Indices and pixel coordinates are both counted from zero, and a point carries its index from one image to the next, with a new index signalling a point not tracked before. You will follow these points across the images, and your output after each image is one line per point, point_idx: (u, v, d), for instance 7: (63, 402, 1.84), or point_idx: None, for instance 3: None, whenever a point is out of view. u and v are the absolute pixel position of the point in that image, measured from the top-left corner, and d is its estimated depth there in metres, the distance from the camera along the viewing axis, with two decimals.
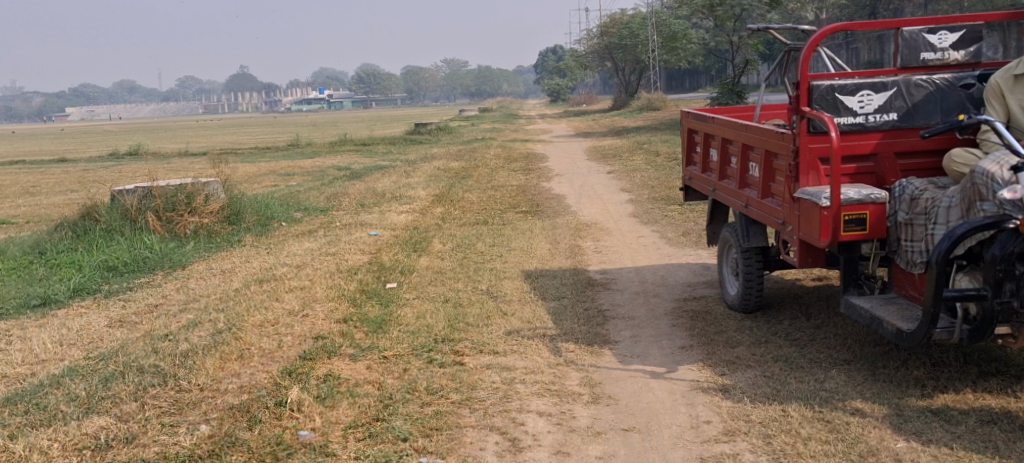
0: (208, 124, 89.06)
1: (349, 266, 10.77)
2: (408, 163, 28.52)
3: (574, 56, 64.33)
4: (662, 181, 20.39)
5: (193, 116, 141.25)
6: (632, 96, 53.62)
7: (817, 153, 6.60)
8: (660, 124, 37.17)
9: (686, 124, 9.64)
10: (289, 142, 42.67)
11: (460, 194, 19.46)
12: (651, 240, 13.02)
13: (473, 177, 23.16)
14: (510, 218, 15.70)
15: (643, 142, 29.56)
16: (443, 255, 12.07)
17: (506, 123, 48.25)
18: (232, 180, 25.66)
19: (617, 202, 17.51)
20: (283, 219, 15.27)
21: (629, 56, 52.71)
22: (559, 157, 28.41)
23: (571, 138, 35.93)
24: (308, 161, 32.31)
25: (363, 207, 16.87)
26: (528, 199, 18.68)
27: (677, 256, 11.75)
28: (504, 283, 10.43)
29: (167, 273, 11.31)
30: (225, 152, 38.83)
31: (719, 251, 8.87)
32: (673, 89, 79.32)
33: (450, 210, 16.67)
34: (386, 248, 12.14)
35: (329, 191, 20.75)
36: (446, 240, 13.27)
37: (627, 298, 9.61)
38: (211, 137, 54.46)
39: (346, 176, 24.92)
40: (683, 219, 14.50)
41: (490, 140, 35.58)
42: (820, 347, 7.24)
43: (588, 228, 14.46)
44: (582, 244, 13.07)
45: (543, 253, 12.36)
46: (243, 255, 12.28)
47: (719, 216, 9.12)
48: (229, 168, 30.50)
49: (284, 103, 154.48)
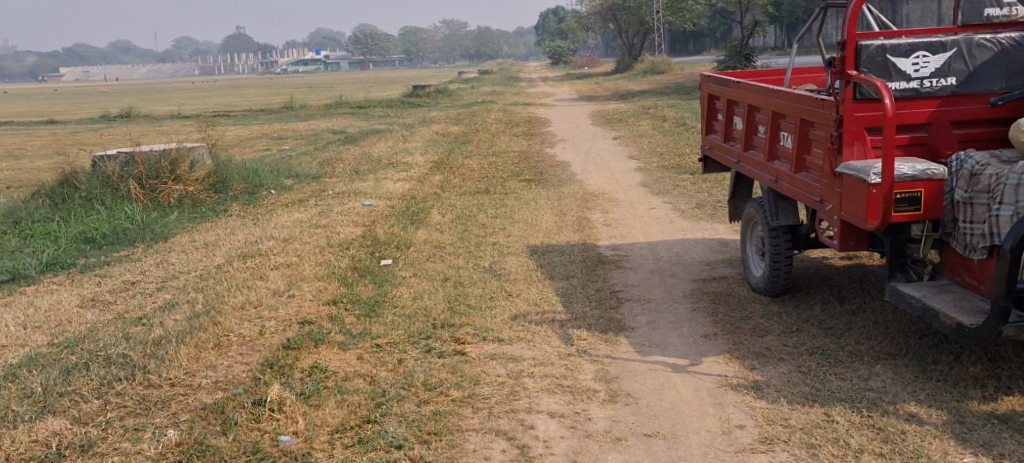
0: (204, 85, 87.85)
1: (342, 240, 10.06)
2: (406, 126, 27.71)
3: (576, 17, 63.14)
4: (670, 148, 19.66)
5: (190, 77, 139.77)
6: (635, 59, 52.63)
7: (864, 122, 5.88)
8: (665, 88, 36.33)
9: (706, 89, 8.93)
10: (284, 104, 41.78)
11: (460, 160, 18.70)
12: (662, 213, 12.32)
13: (473, 142, 22.39)
14: (513, 187, 14.97)
15: (648, 107, 28.77)
16: (443, 228, 11.36)
17: (507, 86, 47.36)
18: (223, 144, 24.85)
19: (624, 171, 16.79)
20: (273, 187, 14.54)
21: (632, 18, 51.68)
22: (561, 122, 27.63)
23: (573, 102, 35.08)
24: (303, 124, 31.46)
25: (358, 174, 16.12)
26: (531, 166, 17.93)
27: (692, 231, 11.06)
28: (508, 260, 9.73)
29: (148, 245, 10.58)
30: (219, 115, 37.92)
31: (741, 227, 8.17)
32: (676, 52, 78.18)
33: (449, 177, 15.94)
34: (382, 220, 11.43)
35: (324, 156, 19.99)
36: (446, 211, 12.56)
37: (641, 277, 8.91)
38: (205, 99, 53.50)
39: (342, 141, 24.12)
40: (695, 190, 13.79)
41: (490, 103, 34.76)
42: (859, 337, 6.56)
43: (595, 198, 13.76)
44: (590, 216, 12.36)
45: (549, 226, 11.65)
46: (230, 226, 11.57)
47: (743, 190, 8.41)
48: (222, 131, 29.65)
49: (280, 65, 152.96)
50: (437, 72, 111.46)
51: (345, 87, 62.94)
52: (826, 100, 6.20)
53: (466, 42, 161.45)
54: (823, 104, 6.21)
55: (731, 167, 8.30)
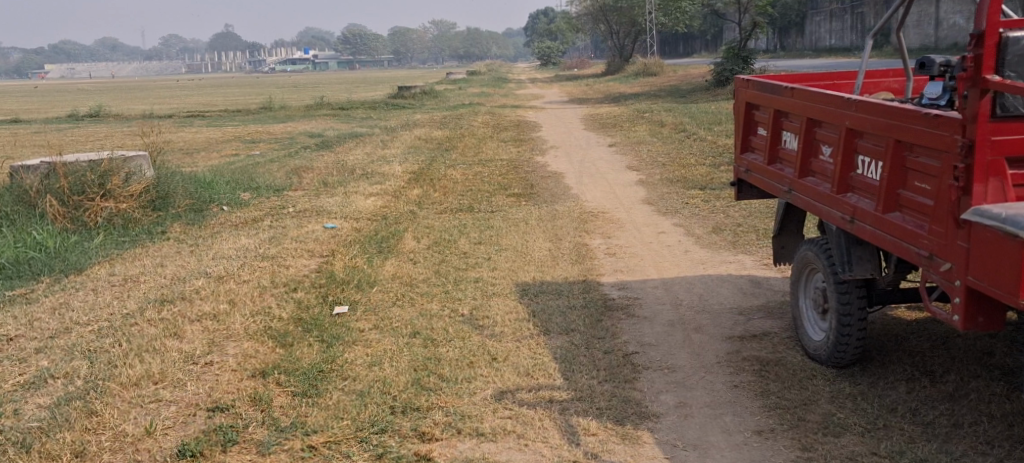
0: (191, 84, 85.93)
1: (293, 278, 8.20)
2: (387, 130, 25.88)
3: (565, 17, 61.42)
4: (674, 157, 17.88)
5: (173, 75, 137.74)
6: (626, 61, 50.97)
7: (1003, 149, 4.22)
8: (659, 90, 34.63)
9: (741, 95, 7.17)
10: (264, 104, 39.94)
11: (442, 170, 16.84)
12: (675, 240, 10.53)
13: (457, 148, 20.57)
14: (500, 204, 13.14)
15: (643, 111, 27.05)
16: (416, 258, 9.52)
17: (496, 88, 45.60)
18: (186, 150, 22.96)
19: (625, 185, 14.99)
20: (225, 203, 12.65)
21: (624, 19, 49.91)
22: (552, 126, 25.85)
23: (564, 105, 33.34)
24: (279, 126, 29.61)
25: (326, 187, 14.25)
26: (520, 178, 16.09)
27: (714, 265, 9.24)
28: (494, 304, 7.89)
29: (54, 281, 8.69)
30: (192, 115, 36.04)
31: (791, 274, 6.37)
32: (668, 54, 76.66)
33: (429, 191, 14.10)
34: (342, 246, 9.57)
35: (293, 164, 18.11)
36: (421, 234, 10.74)
37: (659, 332, 7.08)
38: (183, 98, 51.51)
39: (315, 146, 22.31)
40: (709, 211, 11.98)
41: (477, 106, 32.97)
42: (975, 443, 4.89)
43: (594, 219, 11.94)
44: (590, 242, 10.55)
45: (542, 255, 9.83)
46: (162, 254, 9.68)
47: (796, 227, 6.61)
48: (191, 134, 27.77)
49: (266, 64, 151.12)
50: (424, 73, 109.71)
51: (332, 86, 61.22)
52: (942, 115, 4.50)
53: (454, 42, 159.76)
54: (936, 123, 4.51)
55: (776, 195, 6.50)
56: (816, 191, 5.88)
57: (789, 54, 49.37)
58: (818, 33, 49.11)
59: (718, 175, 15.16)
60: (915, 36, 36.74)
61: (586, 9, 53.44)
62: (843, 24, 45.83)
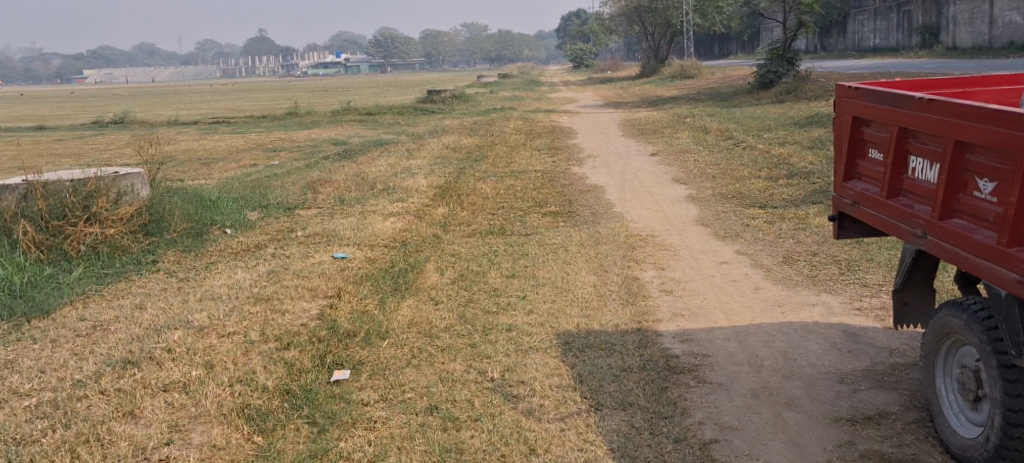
0: (223, 89, 85.03)
1: (289, 332, 6.66)
2: (414, 137, 24.42)
3: (598, 19, 59.77)
4: (724, 167, 16.36)
5: (205, 80, 137.56)
6: (662, 62, 49.32)
7: None
8: (698, 93, 33.01)
9: (846, 108, 5.83)
10: (289, 109, 38.63)
11: (471, 183, 15.38)
12: (741, 272, 9.04)
13: (488, 158, 19.13)
14: (536, 225, 11.69)
15: (684, 115, 25.51)
16: (439, 296, 8.07)
17: (528, 90, 44.04)
18: (202, 159, 21.65)
19: (673, 201, 13.49)
20: (228, 225, 11.08)
21: (659, 20, 48.21)
22: (589, 132, 24.36)
23: (600, 109, 31.79)
24: (303, 133, 28.27)
25: (343, 205, 12.80)
26: (556, 192, 14.62)
27: (794, 308, 7.75)
28: (531, 362, 6.43)
29: (12, 330, 7.31)
30: (215, 121, 34.85)
31: (924, 344, 4.96)
32: (704, 55, 74.92)
33: (456, 209, 12.65)
34: (353, 282, 8.13)
35: (310, 176, 16.68)
36: (445, 264, 9.32)
37: (742, 408, 5.61)
38: (210, 104, 50.53)
39: (338, 155, 20.92)
40: (774, 236, 10.50)
41: (508, 110, 31.49)
42: None
43: (643, 244, 10.46)
44: (642, 275, 9.07)
45: (587, 293, 8.38)
46: (145, 290, 8.22)
47: (924, 274, 5.21)
48: (212, 142, 26.48)
49: (298, 68, 150.67)
50: (455, 75, 108.52)
51: (362, 90, 60.00)
52: None
53: (485, 45, 158.70)
54: None
55: (898, 237, 5.16)
56: (965, 238, 4.58)
57: (830, 54, 47.57)
58: (861, 32, 47.28)
59: (777, 190, 13.65)
60: (967, 36, 34.99)
61: (619, 10, 51.72)
62: (888, 23, 43.93)
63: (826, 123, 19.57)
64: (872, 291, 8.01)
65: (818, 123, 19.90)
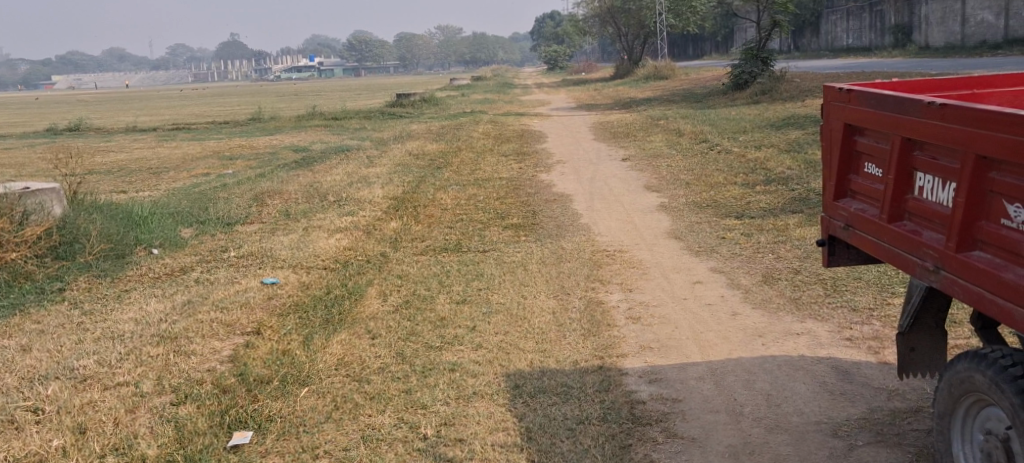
0: (193, 93, 83.46)
1: (189, 381, 5.68)
2: (377, 143, 23.45)
3: (571, 21, 58.96)
4: (698, 173, 15.54)
5: (175, 84, 135.79)
6: (635, 63, 48.55)
7: None
8: (672, 94, 32.24)
9: (837, 113, 4.96)
10: (253, 114, 37.52)
11: (430, 193, 14.47)
12: (717, 294, 8.16)
13: (451, 165, 18.21)
14: (495, 239, 10.78)
15: (657, 118, 24.70)
16: (377, 328, 7.11)
17: (499, 93, 43.13)
18: (152, 169, 20.57)
19: (643, 210, 12.63)
20: (157, 243, 10.01)
21: (631, 21, 47.42)
22: (559, 136, 23.48)
23: (572, 111, 30.94)
24: (263, 139, 27.21)
25: (287, 220, 11.84)
26: (520, 202, 13.72)
27: (776, 339, 6.86)
28: (472, 412, 5.49)
29: None
30: (175, 127, 33.69)
31: (938, 404, 4.15)
32: (679, 56, 74.38)
33: (410, 223, 11.72)
34: (278, 314, 7.15)
35: (261, 186, 15.68)
36: (389, 288, 8.37)
37: None
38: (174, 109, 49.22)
39: (295, 163, 19.90)
40: (752, 251, 9.65)
41: (478, 114, 30.57)
42: None
43: (610, 261, 9.57)
44: (607, 298, 8.17)
45: (545, 320, 7.47)
46: (42, 325, 7.20)
47: (940, 304, 4.32)
48: (166, 149, 25.36)
49: (270, 72, 149.11)
50: (428, 79, 107.48)
51: (334, 94, 58.88)
52: None
53: (458, 48, 157.78)
54: None
55: (904, 270, 4.32)
56: (992, 276, 3.76)
57: (804, 54, 47.02)
58: (833, 32, 46.81)
59: (754, 197, 12.81)
60: (940, 34, 34.49)
61: (592, 11, 50.86)
62: (860, 23, 43.43)
63: (803, 124, 18.80)
64: (863, 319, 7.18)
65: (794, 125, 19.13)
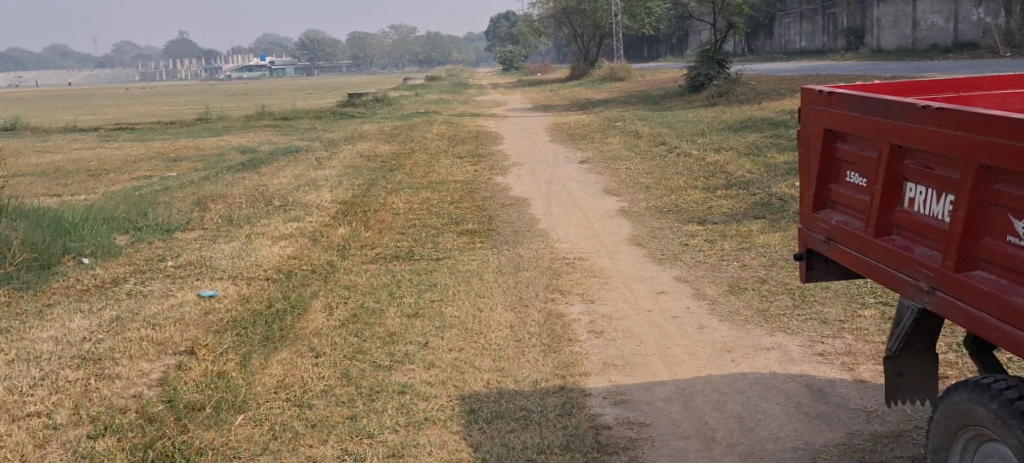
0: (141, 92, 81.84)
1: (111, 413, 5.26)
2: (328, 144, 22.88)
3: (526, 22, 58.64)
4: (657, 176, 15.23)
5: (124, 82, 133.42)
6: (591, 64, 48.35)
7: None
8: (629, 96, 32.01)
9: (816, 117, 4.58)
10: (201, 114, 36.67)
11: (382, 197, 14.00)
12: (681, 305, 7.79)
13: (404, 167, 17.74)
14: (449, 247, 10.35)
15: (614, 119, 24.42)
16: (321, 345, 6.66)
17: (455, 94, 42.68)
18: (93, 170, 19.83)
19: (602, 216, 12.26)
20: (86, 252, 9.55)
21: (587, 22, 47.20)
22: (515, 138, 23.08)
23: (528, 112, 30.59)
24: (211, 139, 26.50)
25: (229, 226, 11.31)
26: (476, 206, 13.29)
27: (746, 354, 6.50)
28: (422, 443, 5.13)
29: None
30: (120, 127, 32.78)
31: (933, 438, 3.80)
32: (634, 58, 74.40)
33: (360, 229, 11.24)
34: (213, 332, 6.73)
35: (205, 189, 15.09)
36: (335, 301, 7.91)
37: None
38: (120, 108, 48.06)
39: (242, 165, 19.29)
40: (716, 259, 9.30)
41: (432, 114, 30.09)
42: None
43: (570, 270, 9.17)
44: (567, 311, 7.76)
45: (501, 334, 7.04)
46: None
47: (934, 324, 3.95)
48: (109, 150, 24.55)
49: (222, 71, 147.04)
50: (381, 80, 106.62)
51: (286, 94, 58.04)
52: None
53: (413, 48, 156.91)
54: None
55: (894, 290, 3.95)
56: (997, 298, 3.42)
57: (758, 56, 47.15)
58: (786, 35, 47.01)
59: (715, 202, 12.51)
60: (890, 37, 34.68)
61: (547, 12, 50.56)
62: (812, 26, 43.60)
63: (761, 127, 18.59)
64: (834, 333, 6.82)
65: (751, 127, 18.91)
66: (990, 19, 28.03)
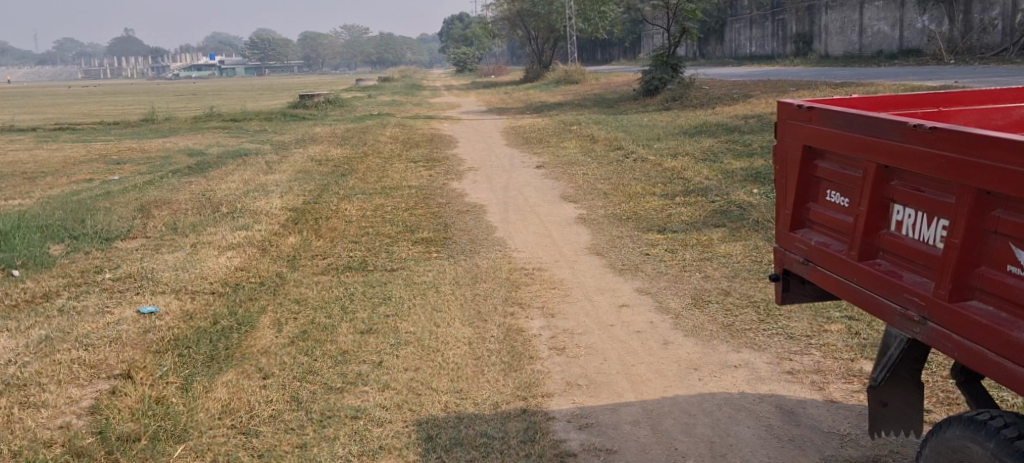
0: (89, 90, 80.17)
1: (35, 442, 5.19)
2: (278, 147, 22.40)
3: (480, 24, 58.30)
4: (614, 182, 15.02)
5: (70, 80, 130.80)
6: (545, 67, 48.16)
7: None
8: (584, 99, 31.86)
9: (794, 133, 4.56)
10: (148, 115, 35.85)
11: (333, 203, 13.63)
12: (643, 319, 7.57)
13: (355, 172, 17.35)
14: (404, 256, 10.02)
15: (569, 123, 24.23)
16: (269, 367, 6.41)
17: (409, 95, 42.23)
18: (33, 173, 19.20)
19: (560, 223, 12.02)
20: (18, 263, 9.25)
21: (541, 25, 47.03)
22: (469, 141, 22.78)
23: (482, 115, 30.31)
24: (157, 141, 25.86)
25: (174, 234, 10.92)
26: (431, 213, 12.97)
27: (713, 372, 6.25)
28: None
29: None
30: (64, 127, 31.93)
31: None
32: (588, 60, 74.41)
33: (310, 238, 10.88)
34: (155, 352, 6.58)
35: (149, 194, 14.62)
36: (285, 316, 7.58)
37: None
38: (65, 107, 46.91)
39: (189, 168, 18.78)
40: (678, 270, 9.09)
41: (386, 117, 29.68)
42: None
43: (529, 281, 8.92)
44: (527, 325, 7.50)
45: (459, 352, 6.75)
46: None
47: (920, 355, 4.00)
48: (51, 151, 23.82)
49: (171, 69, 144.70)
50: (334, 81, 105.57)
51: (238, 95, 57.17)
52: None
53: (366, 49, 155.69)
54: None
55: (881, 312, 3.99)
56: (995, 326, 3.46)
57: (711, 61, 47.27)
58: (737, 40, 47.19)
59: (674, 210, 12.32)
60: (839, 43, 34.92)
61: (501, 13, 50.31)
62: (762, 32, 43.81)
63: (716, 132, 18.47)
64: (803, 347, 6.54)
65: (707, 133, 18.79)
66: (934, 26, 28.27)
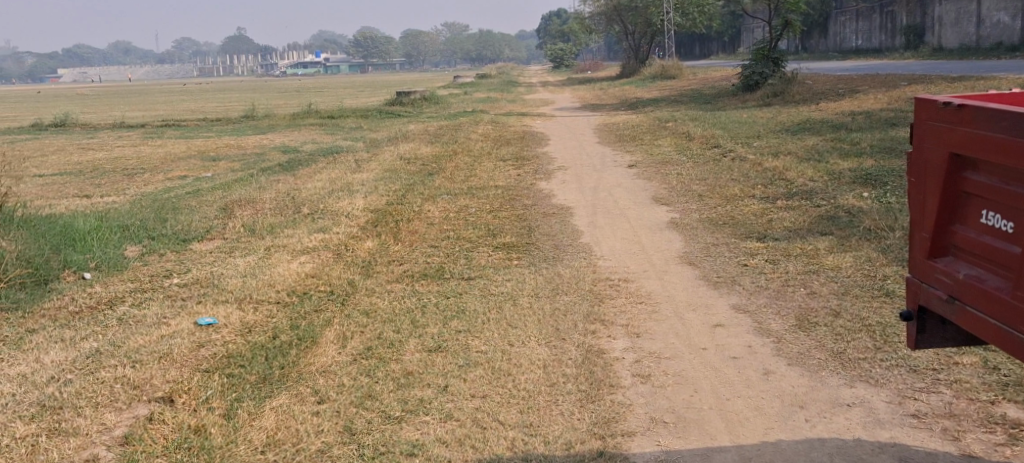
0: (198, 88, 82.07)
1: None
2: (370, 145, 22.05)
3: (577, 20, 57.47)
4: (710, 183, 14.12)
5: (180, 78, 134.72)
6: (642, 62, 47.10)
7: None
8: (681, 95, 30.82)
9: (938, 138, 4.17)
10: (247, 112, 36.09)
11: (416, 204, 13.10)
12: (741, 342, 6.76)
13: (443, 171, 16.83)
14: (483, 263, 9.39)
15: (666, 119, 23.29)
16: (327, 389, 5.83)
17: (504, 92, 41.67)
18: (127, 170, 19.20)
19: (653, 228, 11.23)
20: (91, 266, 8.90)
21: (639, 19, 45.93)
22: (562, 139, 22.08)
23: (577, 111, 29.51)
24: (252, 138, 25.81)
25: (251, 236, 10.51)
26: (515, 215, 12.32)
27: (822, 412, 5.44)
28: None
29: None
30: (166, 124, 32.32)
31: None
32: (686, 55, 72.94)
33: (388, 241, 10.34)
34: (205, 372, 6.06)
35: (235, 193, 14.30)
36: (350, 330, 7.00)
37: None
38: (172, 104, 47.86)
39: (279, 166, 18.53)
40: (780, 284, 8.23)
41: (479, 113, 29.17)
42: None
43: (615, 294, 8.18)
44: (610, 346, 6.77)
45: (533, 377, 6.06)
46: None
47: None
48: (149, 148, 23.96)
49: (274, 67, 147.79)
50: (431, 78, 106.06)
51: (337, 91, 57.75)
52: None
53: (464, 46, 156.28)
54: None
55: None
56: None
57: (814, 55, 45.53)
58: (842, 33, 45.37)
59: (776, 214, 11.41)
60: (953, 36, 33.06)
61: (598, 9, 49.38)
62: (869, 24, 41.94)
63: (820, 129, 17.35)
64: (929, 381, 5.67)
65: (811, 130, 17.68)
66: None
